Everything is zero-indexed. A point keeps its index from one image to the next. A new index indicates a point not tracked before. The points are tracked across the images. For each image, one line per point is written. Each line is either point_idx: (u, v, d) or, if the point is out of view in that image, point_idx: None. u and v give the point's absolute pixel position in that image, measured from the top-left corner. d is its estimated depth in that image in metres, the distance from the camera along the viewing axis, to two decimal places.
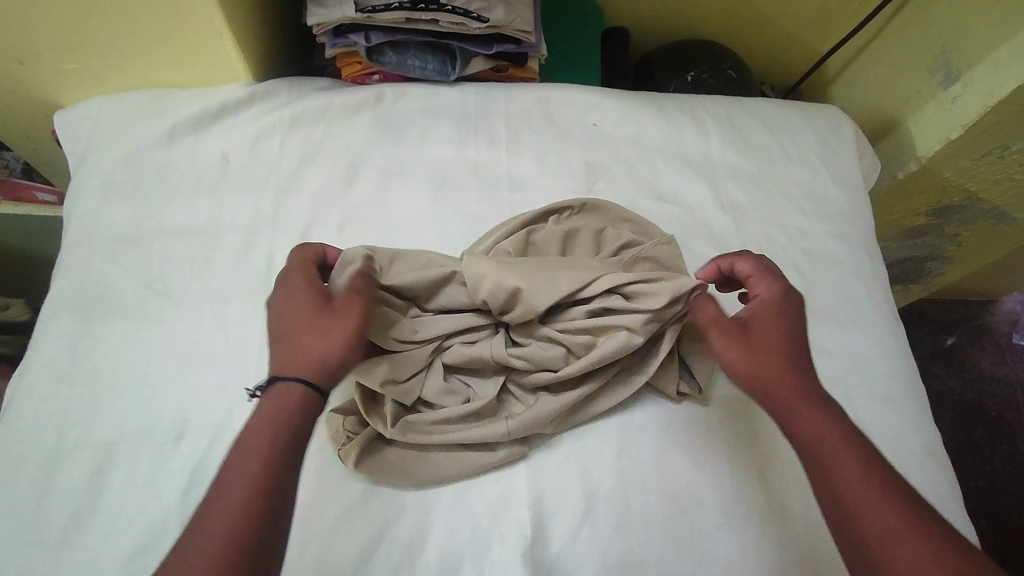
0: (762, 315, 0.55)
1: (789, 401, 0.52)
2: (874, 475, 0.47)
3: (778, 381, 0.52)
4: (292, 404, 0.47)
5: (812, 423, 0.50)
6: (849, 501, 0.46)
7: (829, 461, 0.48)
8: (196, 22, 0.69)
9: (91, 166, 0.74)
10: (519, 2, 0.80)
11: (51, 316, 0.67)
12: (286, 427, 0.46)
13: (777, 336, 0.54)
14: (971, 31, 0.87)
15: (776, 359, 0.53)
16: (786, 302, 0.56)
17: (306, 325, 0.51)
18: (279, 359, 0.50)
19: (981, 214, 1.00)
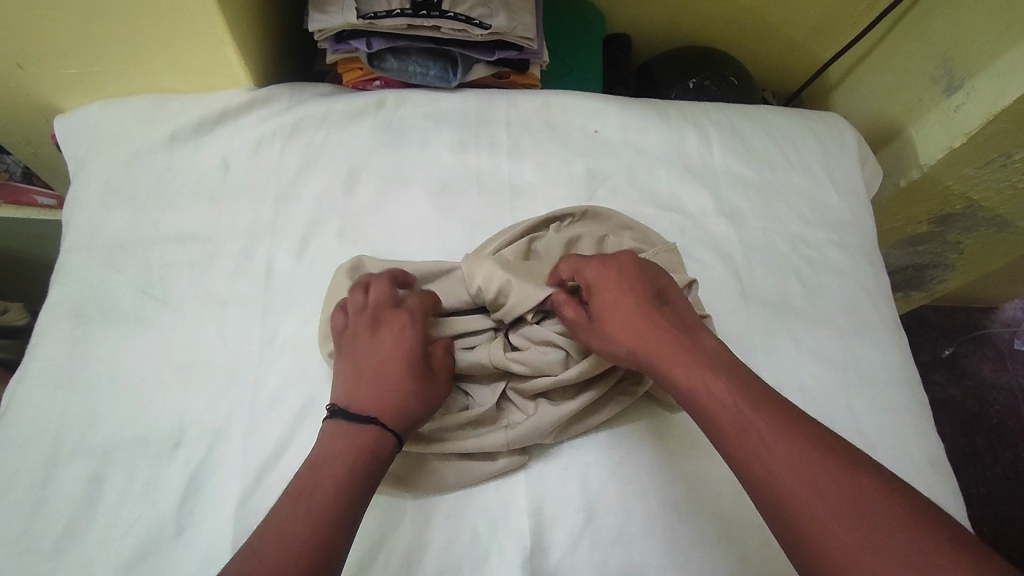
0: (604, 292, 0.57)
1: (662, 361, 0.52)
2: (758, 413, 0.46)
3: (651, 344, 0.53)
4: (377, 441, 0.51)
5: (687, 378, 0.50)
6: (738, 450, 0.45)
7: (712, 414, 0.48)
8: (198, 27, 0.69)
9: (90, 171, 0.74)
10: (521, 9, 0.80)
11: (49, 322, 0.66)
12: (360, 454, 0.50)
13: (631, 305, 0.55)
14: (974, 40, 0.87)
15: (628, 336, 0.54)
16: (606, 279, 0.57)
17: (410, 375, 0.55)
18: (377, 397, 0.53)
19: (983, 222, 1.00)
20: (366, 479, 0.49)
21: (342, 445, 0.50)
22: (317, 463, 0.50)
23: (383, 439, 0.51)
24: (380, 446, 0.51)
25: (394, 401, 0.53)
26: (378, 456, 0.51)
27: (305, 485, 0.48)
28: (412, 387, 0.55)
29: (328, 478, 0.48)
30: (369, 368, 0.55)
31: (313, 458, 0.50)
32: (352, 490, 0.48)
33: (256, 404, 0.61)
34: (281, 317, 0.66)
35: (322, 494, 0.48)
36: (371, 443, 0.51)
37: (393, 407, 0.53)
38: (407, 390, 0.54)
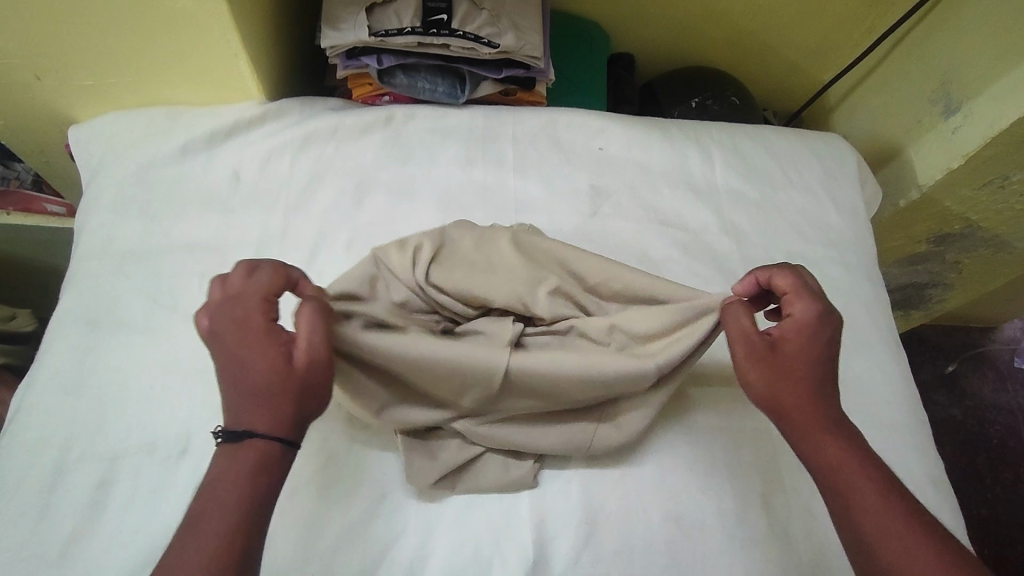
0: (792, 337, 0.52)
1: (805, 429, 0.51)
2: (896, 505, 0.47)
3: (802, 407, 0.51)
4: (262, 455, 0.46)
5: (829, 450, 0.50)
6: (870, 533, 0.46)
7: (850, 491, 0.48)
8: (213, 41, 0.71)
9: (103, 181, 0.75)
10: (528, 29, 0.82)
11: (59, 329, 0.67)
12: (250, 478, 0.46)
13: (806, 357, 0.52)
14: (971, 64, 0.89)
15: (797, 390, 0.51)
16: (820, 326, 0.52)
17: (271, 376, 0.47)
18: (243, 416, 0.47)
19: (982, 242, 1.01)
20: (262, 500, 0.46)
21: (230, 471, 0.46)
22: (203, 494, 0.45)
23: (266, 452, 0.46)
24: (267, 465, 0.46)
25: (260, 408, 0.47)
26: (269, 472, 0.46)
27: (194, 520, 0.44)
28: (276, 388, 0.47)
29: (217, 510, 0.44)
30: (235, 383, 0.48)
31: (200, 488, 0.46)
32: (246, 516, 0.45)
33: None
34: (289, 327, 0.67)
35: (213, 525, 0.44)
36: (254, 465, 0.46)
37: (264, 416, 0.47)
38: (269, 395, 0.47)
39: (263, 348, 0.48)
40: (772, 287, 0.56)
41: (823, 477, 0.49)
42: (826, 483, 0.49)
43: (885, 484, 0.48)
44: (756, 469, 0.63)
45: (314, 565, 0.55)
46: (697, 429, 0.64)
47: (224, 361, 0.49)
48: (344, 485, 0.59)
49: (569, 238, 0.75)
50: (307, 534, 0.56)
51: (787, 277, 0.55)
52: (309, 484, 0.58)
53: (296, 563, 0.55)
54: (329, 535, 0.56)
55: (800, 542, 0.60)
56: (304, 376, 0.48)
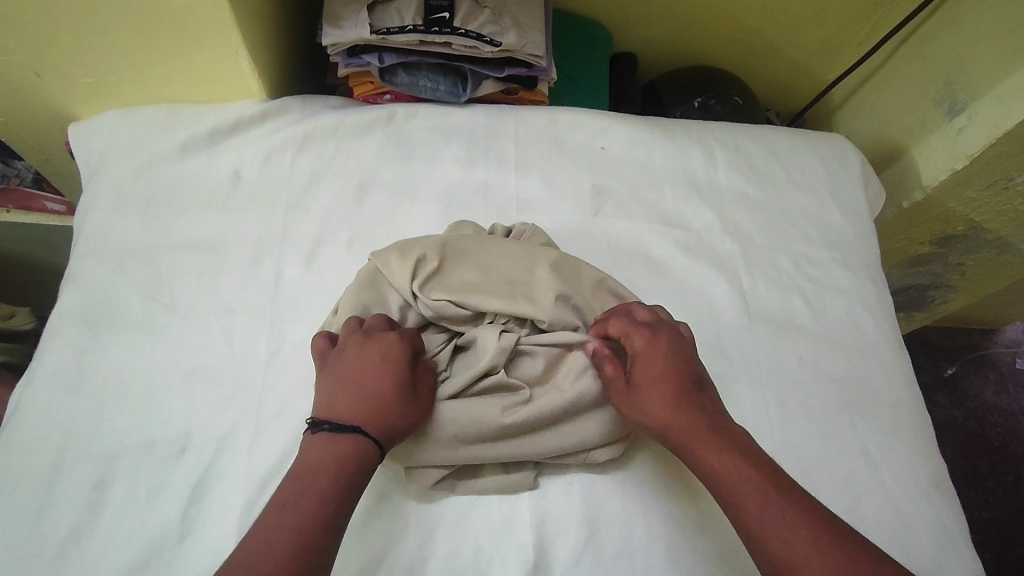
0: (642, 363, 0.55)
1: (688, 446, 0.52)
2: (777, 501, 0.48)
3: (679, 425, 0.52)
4: (365, 450, 0.52)
5: (711, 461, 0.51)
6: (759, 539, 0.47)
7: (734, 499, 0.49)
8: (214, 39, 0.70)
9: (103, 178, 0.75)
10: (530, 28, 0.82)
11: (57, 327, 0.67)
12: (346, 466, 0.50)
13: (663, 378, 0.54)
14: (976, 64, 0.89)
15: (668, 410, 0.53)
16: (659, 347, 0.55)
17: (393, 389, 0.54)
18: (356, 414, 0.53)
19: (985, 244, 1.01)
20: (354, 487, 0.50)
21: (324, 459, 0.50)
22: (296, 478, 0.50)
23: (371, 450, 0.52)
24: (358, 457, 0.51)
25: (371, 413, 0.53)
26: (362, 465, 0.51)
27: (286, 501, 0.48)
28: (398, 404, 0.54)
29: (310, 493, 0.49)
30: (352, 384, 0.54)
31: (293, 473, 0.50)
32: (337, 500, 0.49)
33: (262, 412, 0.62)
34: (289, 326, 0.67)
35: (304, 505, 0.48)
36: (349, 455, 0.51)
37: (379, 422, 0.53)
38: (396, 408, 0.54)
39: (399, 367, 0.55)
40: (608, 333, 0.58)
41: (713, 489, 0.51)
42: (716, 494, 0.50)
43: (766, 485, 0.48)
44: None
45: None
46: None
47: (348, 371, 0.55)
48: None
49: (571, 238, 0.75)
50: None
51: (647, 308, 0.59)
52: None
53: None
54: None
55: None
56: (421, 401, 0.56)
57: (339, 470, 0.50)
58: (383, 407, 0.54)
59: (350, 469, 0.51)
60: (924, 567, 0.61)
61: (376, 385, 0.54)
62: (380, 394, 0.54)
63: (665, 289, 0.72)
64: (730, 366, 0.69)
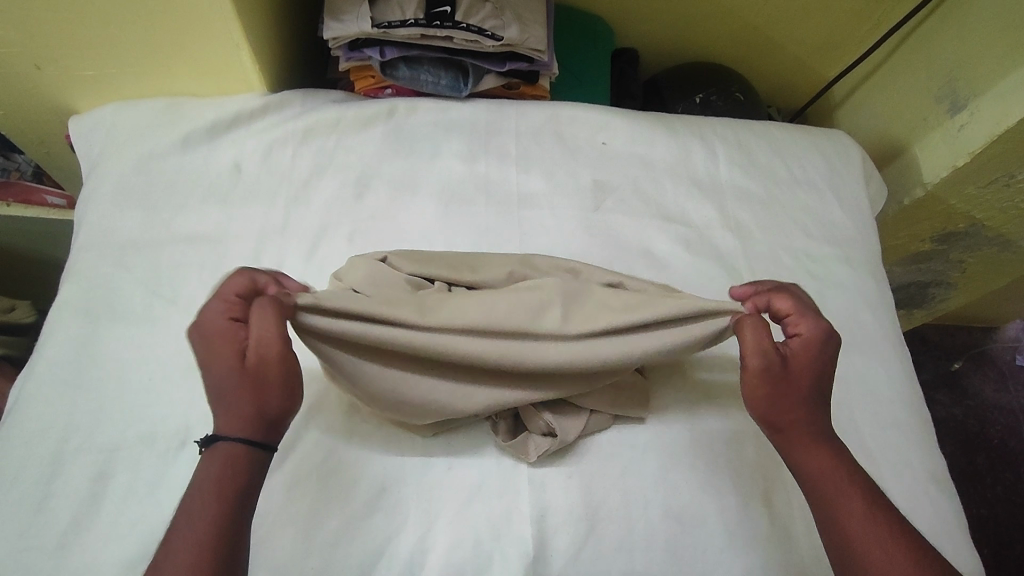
0: (799, 356, 0.54)
1: (799, 440, 0.53)
2: (881, 513, 0.49)
3: (801, 421, 0.53)
4: (227, 467, 0.47)
5: (821, 461, 0.52)
6: (852, 537, 0.48)
7: (839, 499, 0.50)
8: (214, 31, 0.70)
9: (104, 171, 0.75)
10: (532, 22, 0.81)
11: (58, 320, 0.67)
12: (225, 487, 0.47)
13: (809, 374, 0.53)
14: (979, 61, 0.88)
15: (801, 402, 0.53)
16: (826, 346, 0.54)
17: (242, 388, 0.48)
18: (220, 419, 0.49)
19: (986, 241, 1.01)
20: (230, 521, 0.46)
21: (209, 476, 0.47)
22: (170, 537, 0.45)
23: (233, 457, 0.47)
24: (227, 486, 0.47)
25: (229, 417, 0.48)
26: (232, 490, 0.47)
27: (165, 557, 0.44)
28: (236, 386, 0.48)
29: (185, 543, 0.44)
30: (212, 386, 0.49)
31: (168, 528, 0.46)
32: (217, 541, 0.45)
33: None
34: None
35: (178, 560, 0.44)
36: (216, 484, 0.46)
37: (227, 419, 0.48)
38: (232, 393, 0.48)
39: (221, 346, 0.49)
40: (772, 309, 0.58)
41: (812, 486, 0.52)
42: (814, 491, 0.51)
43: (873, 496, 0.50)
44: (758, 466, 0.63)
45: (313, 559, 0.55)
46: (698, 425, 0.64)
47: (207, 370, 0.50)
48: (343, 478, 0.58)
49: (571, 232, 0.75)
50: (306, 527, 0.56)
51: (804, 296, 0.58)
52: (308, 476, 0.58)
53: (294, 557, 0.55)
54: (329, 529, 0.56)
55: (802, 539, 0.60)
56: (257, 372, 0.49)
57: (218, 507, 0.46)
58: (223, 395, 0.49)
59: (224, 500, 0.46)
60: None
61: (210, 373, 0.49)
62: (217, 383, 0.49)
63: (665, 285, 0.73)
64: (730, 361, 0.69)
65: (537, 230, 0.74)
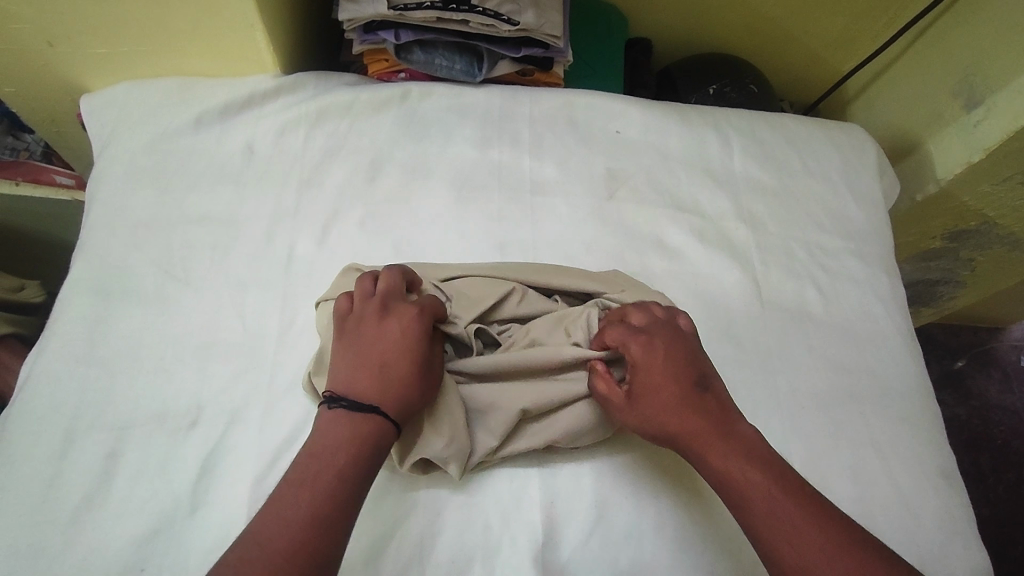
0: (640, 375, 0.54)
1: (693, 443, 0.51)
2: (781, 500, 0.48)
3: (685, 427, 0.52)
4: (373, 438, 0.50)
5: (721, 459, 0.50)
6: (765, 537, 0.47)
7: (742, 497, 0.49)
8: (229, 11, 0.70)
9: (115, 150, 0.75)
10: (549, 8, 0.81)
11: (69, 298, 0.67)
12: (349, 456, 0.49)
13: (660, 390, 0.53)
14: (996, 56, 0.87)
15: (668, 409, 0.52)
16: (656, 350, 0.55)
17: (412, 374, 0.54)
18: (380, 392, 0.52)
19: (997, 240, 1.00)
20: (347, 495, 0.48)
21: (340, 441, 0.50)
22: (293, 482, 0.48)
23: (382, 432, 0.51)
24: (354, 459, 0.49)
25: (393, 393, 0.52)
26: (361, 461, 0.49)
27: (283, 501, 0.47)
28: (414, 375, 0.54)
29: (305, 499, 0.46)
30: (376, 366, 0.53)
31: (293, 472, 0.49)
32: (331, 509, 0.47)
33: (273, 386, 0.62)
34: (301, 302, 0.67)
35: (293, 519, 0.46)
36: (342, 455, 0.49)
37: (393, 394, 0.52)
38: (411, 381, 0.53)
39: (406, 330, 0.55)
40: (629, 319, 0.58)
41: (720, 485, 0.50)
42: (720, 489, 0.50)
43: (771, 482, 0.49)
44: None
45: None
46: None
47: (378, 354, 0.54)
48: None
49: (584, 221, 0.74)
50: None
51: (639, 313, 0.58)
52: None
53: None
54: None
55: None
56: (430, 369, 0.55)
57: (339, 477, 0.48)
58: (399, 378, 0.53)
59: (350, 476, 0.48)
60: (930, 557, 0.61)
61: (388, 355, 0.54)
62: (394, 366, 0.53)
63: (677, 275, 0.72)
64: (742, 353, 0.68)
65: (549, 218, 0.74)
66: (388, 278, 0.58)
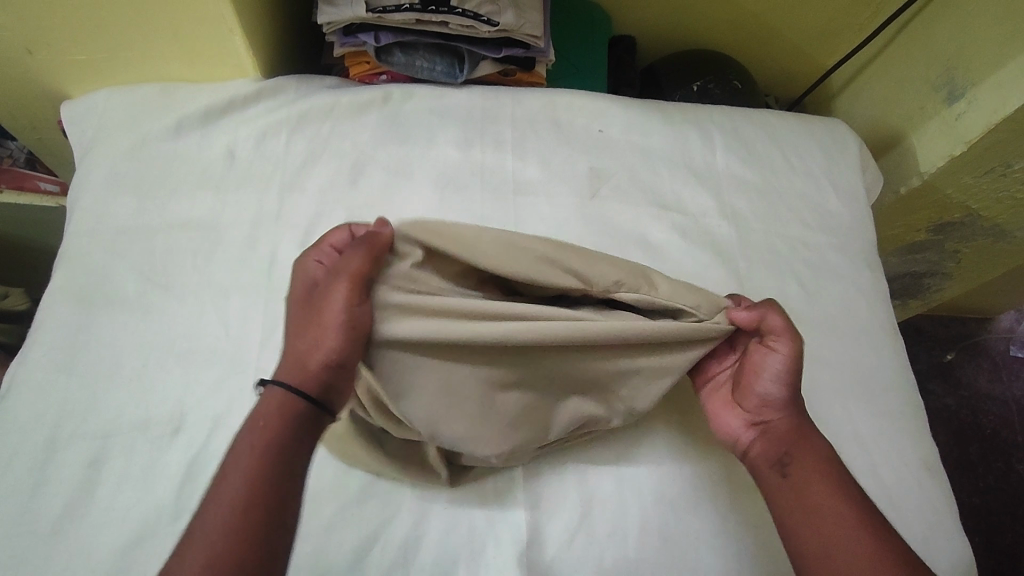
0: (796, 359, 0.56)
1: (790, 432, 0.56)
2: (848, 505, 0.52)
3: (791, 416, 0.56)
4: (274, 411, 0.49)
5: (809, 455, 0.55)
6: (829, 529, 0.51)
7: (814, 494, 0.53)
8: (207, 17, 0.70)
9: (96, 157, 0.74)
10: (529, 8, 0.81)
11: (51, 307, 0.67)
12: (259, 447, 0.48)
13: (798, 391, 0.56)
14: (975, 49, 0.88)
15: (795, 392, 0.56)
16: (801, 355, 0.56)
17: (311, 330, 0.51)
18: (285, 362, 0.51)
19: (981, 231, 1.01)
20: (266, 475, 0.47)
21: (255, 426, 0.49)
22: (229, 454, 0.49)
23: (284, 403, 0.49)
24: (272, 445, 0.48)
25: (293, 358, 0.51)
26: (270, 446, 0.48)
27: (222, 474, 0.48)
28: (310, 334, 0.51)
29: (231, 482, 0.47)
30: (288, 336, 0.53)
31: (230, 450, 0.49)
32: (254, 494, 0.46)
33: (256, 391, 0.62)
34: (283, 307, 0.67)
35: (216, 514, 0.45)
36: (257, 438, 0.48)
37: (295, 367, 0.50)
38: (306, 340, 0.51)
39: (307, 299, 0.53)
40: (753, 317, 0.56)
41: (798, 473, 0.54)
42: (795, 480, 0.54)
43: (851, 491, 0.53)
44: None
45: (307, 544, 0.55)
46: (691, 414, 0.64)
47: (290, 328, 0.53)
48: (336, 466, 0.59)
49: (567, 221, 0.75)
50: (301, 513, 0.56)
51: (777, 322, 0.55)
52: None
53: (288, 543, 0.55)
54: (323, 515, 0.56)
55: None
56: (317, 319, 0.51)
57: (260, 459, 0.47)
58: (302, 340, 0.51)
59: (266, 460, 0.47)
60: (912, 548, 0.62)
61: (297, 328, 0.52)
62: (298, 329, 0.52)
63: (659, 273, 0.73)
64: None
65: (532, 218, 0.74)
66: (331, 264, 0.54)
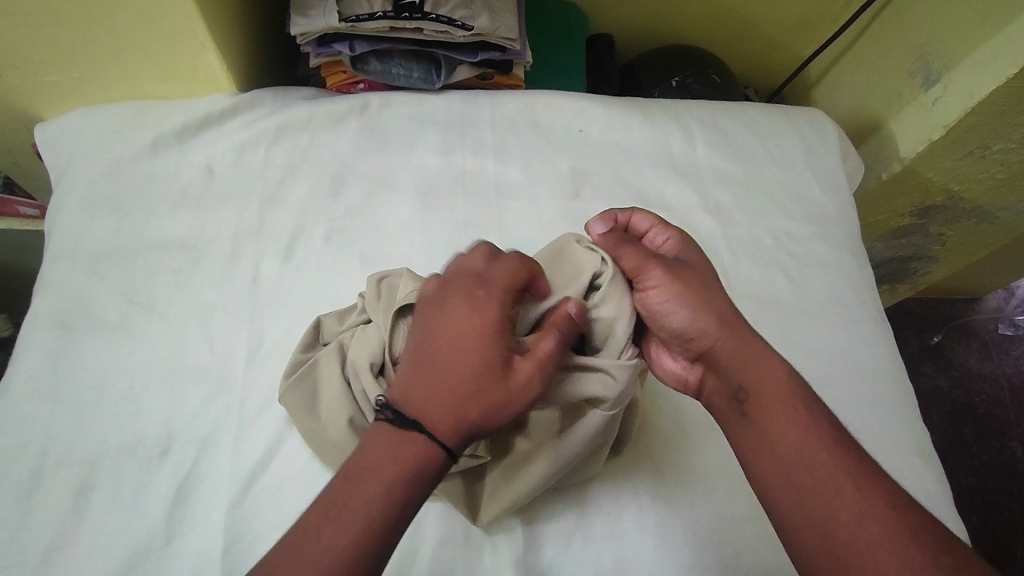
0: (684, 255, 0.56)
1: (735, 351, 0.50)
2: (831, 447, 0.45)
3: (729, 329, 0.51)
4: (416, 461, 0.45)
5: (761, 370, 0.49)
6: (806, 468, 0.45)
7: (783, 427, 0.47)
8: (179, 31, 0.69)
9: (72, 179, 0.73)
10: (502, 11, 0.80)
11: (31, 333, 0.66)
12: (390, 481, 0.44)
13: (701, 291, 0.52)
14: (949, 34, 0.88)
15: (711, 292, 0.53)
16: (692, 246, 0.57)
17: (475, 374, 0.46)
18: (417, 394, 0.47)
19: (965, 213, 1.02)
20: (389, 524, 0.43)
21: (388, 451, 0.45)
22: (355, 468, 0.45)
23: (428, 457, 0.45)
24: (398, 488, 0.44)
25: (437, 399, 0.46)
26: (406, 490, 0.44)
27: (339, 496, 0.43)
28: (471, 381, 0.46)
29: (349, 522, 0.42)
30: (430, 363, 0.47)
31: (353, 466, 0.45)
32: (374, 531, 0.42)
33: (245, 407, 0.62)
34: (269, 323, 0.67)
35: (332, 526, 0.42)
36: (397, 471, 0.44)
37: (453, 414, 0.46)
38: (464, 385, 0.46)
39: (482, 341, 0.47)
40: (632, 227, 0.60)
41: (758, 412, 0.48)
42: (758, 420, 0.48)
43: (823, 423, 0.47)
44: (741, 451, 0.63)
45: None
46: (683, 407, 0.64)
47: (427, 359, 0.48)
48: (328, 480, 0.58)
49: (551, 222, 0.75)
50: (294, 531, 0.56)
51: (633, 254, 0.54)
52: (299, 481, 0.58)
53: None
54: None
55: None
56: (494, 376, 0.47)
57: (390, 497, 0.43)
58: (456, 385, 0.46)
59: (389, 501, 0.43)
60: None
61: (447, 356, 0.47)
62: (452, 373, 0.47)
63: None
64: None
65: (516, 218, 0.74)
66: (499, 267, 0.51)
